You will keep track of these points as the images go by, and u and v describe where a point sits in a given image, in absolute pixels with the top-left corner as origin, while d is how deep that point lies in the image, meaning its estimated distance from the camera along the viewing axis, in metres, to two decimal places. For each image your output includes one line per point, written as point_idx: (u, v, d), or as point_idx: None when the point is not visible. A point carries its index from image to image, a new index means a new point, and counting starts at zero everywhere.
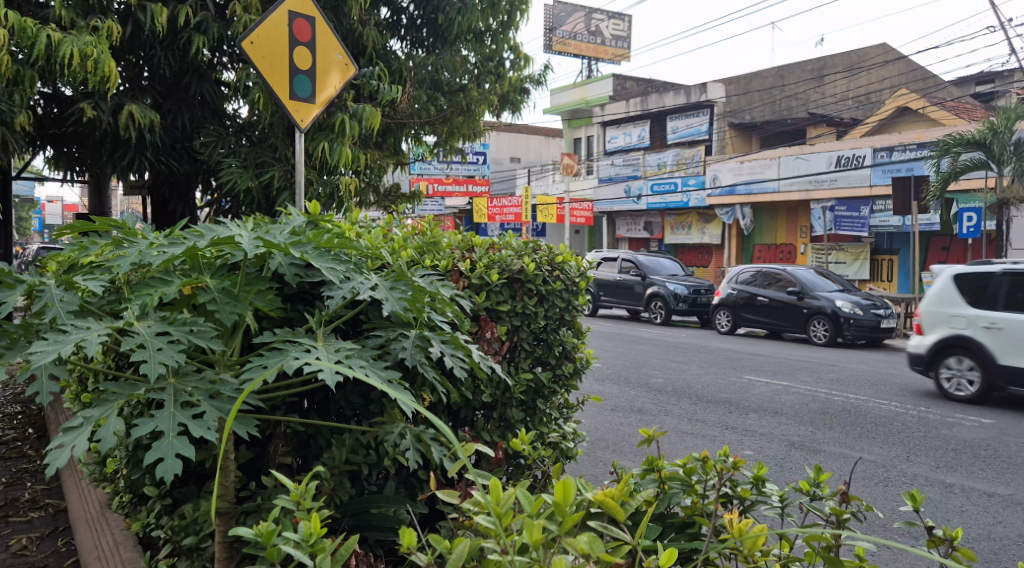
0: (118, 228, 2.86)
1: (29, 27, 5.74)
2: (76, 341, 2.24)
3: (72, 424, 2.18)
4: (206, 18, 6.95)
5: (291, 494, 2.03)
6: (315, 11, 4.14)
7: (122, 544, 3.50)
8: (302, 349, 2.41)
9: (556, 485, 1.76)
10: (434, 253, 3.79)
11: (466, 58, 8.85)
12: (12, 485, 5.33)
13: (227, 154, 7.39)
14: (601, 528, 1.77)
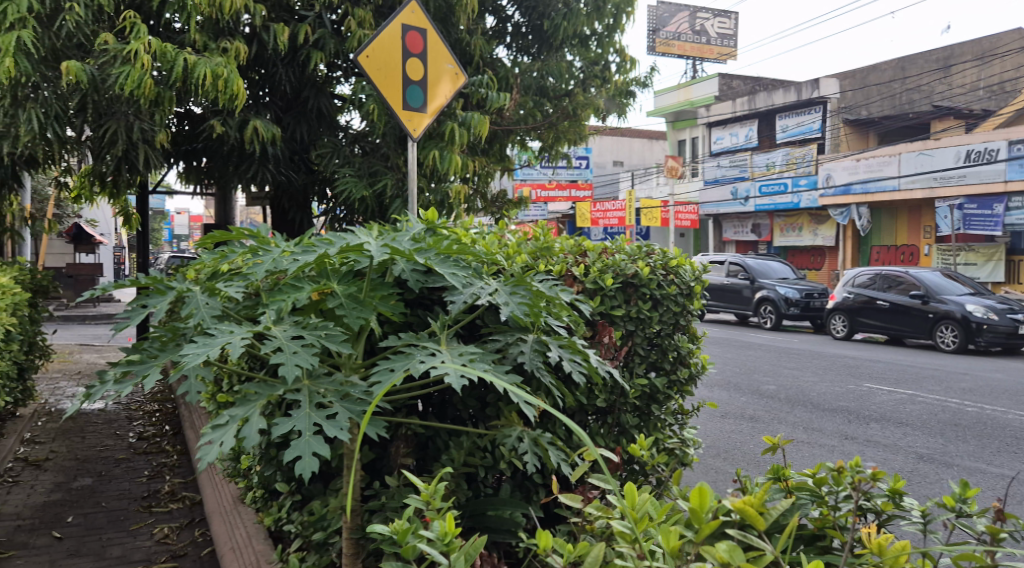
0: (253, 236, 3.03)
1: (169, 51, 6.17)
2: (221, 344, 2.37)
3: (219, 422, 2.32)
4: (324, 35, 7.23)
5: (421, 495, 2.08)
6: (427, 23, 4.23)
7: (255, 537, 3.68)
8: (427, 353, 2.48)
9: (691, 492, 1.77)
10: (548, 258, 3.82)
11: (572, 63, 8.87)
12: (153, 478, 5.70)
13: (342, 163, 7.66)
14: (738, 536, 1.75)
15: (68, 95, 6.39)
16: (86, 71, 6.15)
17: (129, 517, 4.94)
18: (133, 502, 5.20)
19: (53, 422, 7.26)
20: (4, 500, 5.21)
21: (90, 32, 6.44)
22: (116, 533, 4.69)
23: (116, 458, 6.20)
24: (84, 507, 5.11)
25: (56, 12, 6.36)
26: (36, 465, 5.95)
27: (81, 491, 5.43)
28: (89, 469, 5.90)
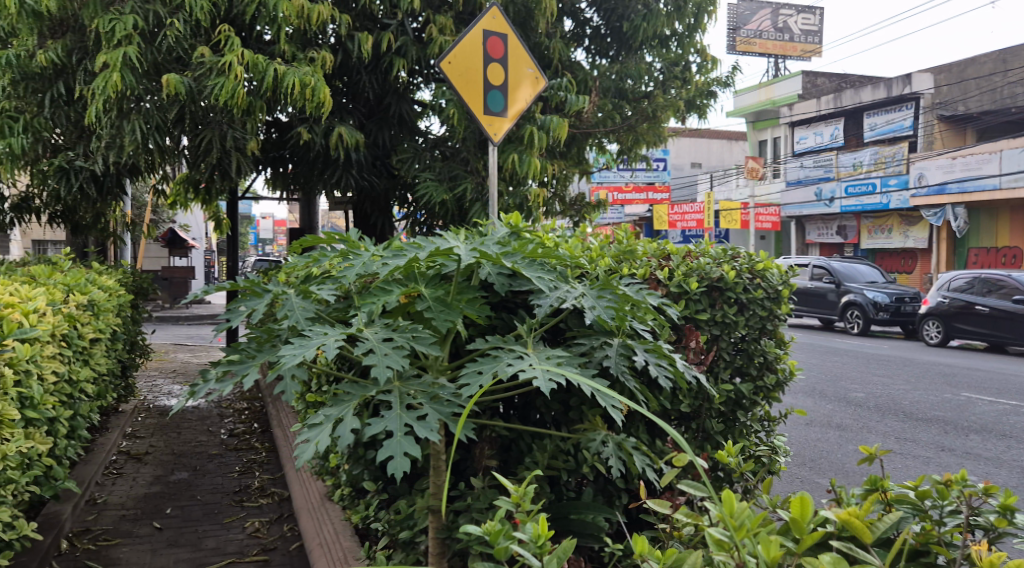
0: (343, 241, 3.11)
1: (261, 62, 6.39)
2: (316, 345, 2.44)
3: (315, 421, 2.39)
4: (406, 42, 7.35)
5: (511, 496, 2.10)
6: (508, 28, 4.26)
7: (342, 534, 3.77)
8: (515, 356, 2.50)
9: (792, 501, 1.75)
10: (631, 261, 3.79)
11: (650, 64, 8.78)
12: (244, 474, 5.90)
13: (423, 167, 7.77)
14: (844, 548, 1.70)
15: (167, 106, 6.69)
16: (184, 83, 6.42)
17: (223, 511, 5.13)
18: (226, 496, 5.39)
19: (151, 418, 7.59)
20: (108, 490, 5.47)
21: (188, 46, 6.72)
22: (210, 525, 4.87)
23: (210, 454, 6.44)
24: (181, 499, 5.33)
25: (157, 27, 6.67)
26: (137, 458, 6.23)
27: (178, 484, 5.66)
28: (184, 463, 6.15)
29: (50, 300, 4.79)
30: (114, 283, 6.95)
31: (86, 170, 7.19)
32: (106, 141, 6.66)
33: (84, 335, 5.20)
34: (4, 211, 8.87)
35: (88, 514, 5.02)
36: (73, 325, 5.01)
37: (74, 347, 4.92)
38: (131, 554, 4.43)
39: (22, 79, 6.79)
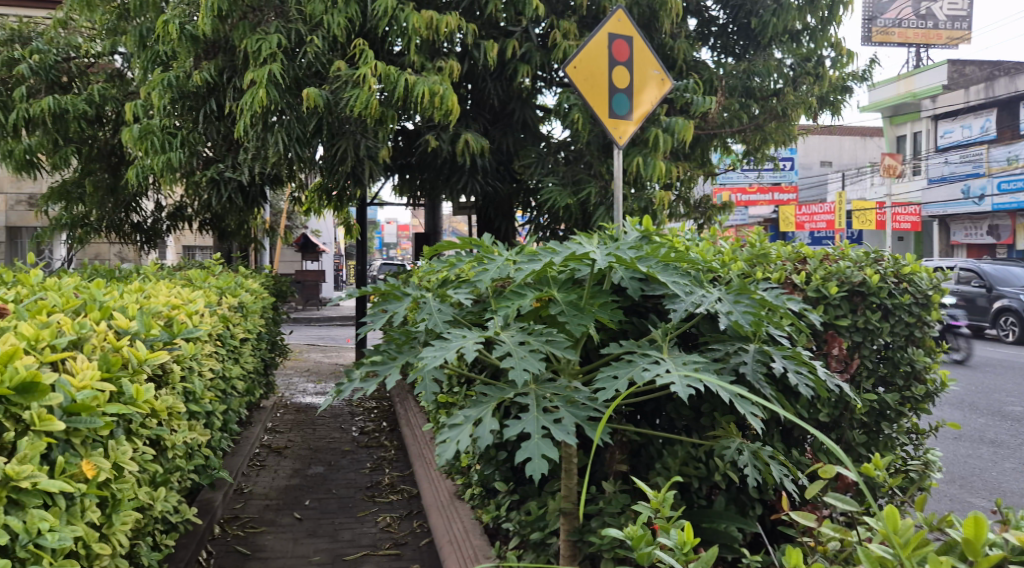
0: (478, 246, 3.20)
1: (392, 73, 6.59)
2: (456, 348, 2.52)
3: (455, 421, 2.46)
4: (531, 48, 7.42)
5: (650, 502, 2.09)
6: (633, 30, 4.21)
7: (472, 532, 3.84)
8: (651, 361, 2.48)
9: (964, 520, 1.67)
10: (765, 265, 3.69)
11: (781, 61, 8.44)
12: (375, 470, 6.11)
13: (546, 172, 7.80)
14: None
15: (306, 118, 7.03)
16: (322, 96, 6.73)
17: (356, 505, 5.33)
18: (359, 491, 5.60)
19: (289, 414, 7.99)
20: (253, 481, 5.80)
21: (326, 60, 7.04)
22: (346, 518, 5.07)
23: (343, 450, 6.71)
24: (318, 492, 5.58)
25: (298, 44, 7.03)
26: (277, 452, 6.58)
27: (315, 478, 5.92)
28: (320, 458, 6.43)
29: (208, 302, 5.14)
30: (259, 286, 7.36)
31: (233, 181, 7.66)
32: (253, 153, 7.07)
33: (236, 335, 5.54)
34: (162, 219, 9.58)
35: (236, 502, 5.33)
36: (227, 325, 5.36)
37: (227, 346, 5.26)
38: (276, 542, 4.67)
39: (179, 97, 7.29)
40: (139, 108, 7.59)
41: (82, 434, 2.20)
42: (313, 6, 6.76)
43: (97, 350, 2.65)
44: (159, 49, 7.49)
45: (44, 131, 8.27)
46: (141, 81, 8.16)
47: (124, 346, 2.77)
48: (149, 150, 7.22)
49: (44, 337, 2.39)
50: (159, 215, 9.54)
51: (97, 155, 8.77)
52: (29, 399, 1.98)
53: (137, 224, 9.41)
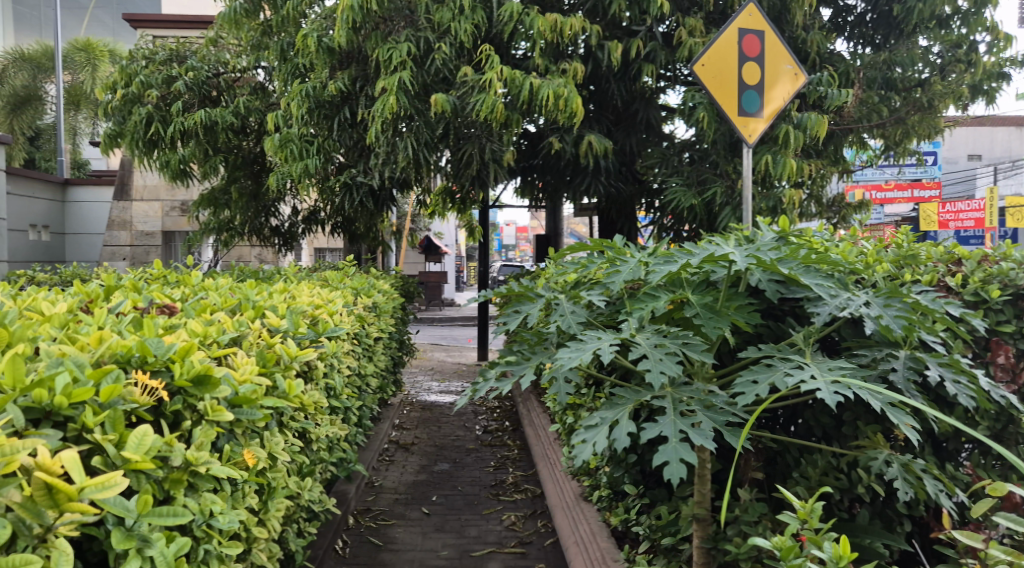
0: (609, 249, 3.24)
1: (518, 78, 6.69)
2: (593, 350, 2.57)
3: (591, 422, 2.49)
4: (655, 47, 7.33)
5: (797, 512, 2.08)
6: (765, 24, 4.07)
7: (598, 534, 3.84)
8: (793, 366, 2.42)
9: None
10: (914, 267, 3.52)
11: (927, 49, 7.98)
12: (499, 468, 6.21)
13: (671, 172, 7.69)
14: None
15: (434, 123, 7.22)
16: (450, 101, 6.90)
17: (482, 502, 5.43)
18: (484, 489, 5.71)
19: (416, 412, 8.23)
20: (383, 475, 6.02)
21: (453, 66, 7.22)
22: (472, 515, 5.18)
23: (467, 448, 6.84)
24: (444, 488, 5.73)
25: (427, 51, 7.23)
26: (405, 448, 6.79)
27: (441, 475, 6.08)
28: (446, 455, 6.60)
29: (346, 302, 5.39)
30: (389, 287, 7.64)
31: (365, 185, 8.04)
32: (384, 158, 7.34)
33: (370, 334, 5.78)
34: (299, 223, 10.06)
35: (368, 495, 5.55)
36: (362, 324, 5.60)
37: (363, 344, 5.49)
38: (406, 535, 4.84)
39: (316, 107, 7.65)
40: (281, 118, 8.00)
41: (243, 424, 2.35)
42: (441, 14, 6.92)
43: (254, 347, 2.84)
44: (298, 62, 7.87)
45: (196, 143, 8.84)
46: (282, 92, 8.60)
47: (276, 343, 2.96)
48: (289, 157, 7.67)
49: (211, 334, 2.59)
50: (295, 218, 10.00)
51: (241, 162, 9.29)
52: (203, 390, 2.11)
53: (276, 228, 9.93)
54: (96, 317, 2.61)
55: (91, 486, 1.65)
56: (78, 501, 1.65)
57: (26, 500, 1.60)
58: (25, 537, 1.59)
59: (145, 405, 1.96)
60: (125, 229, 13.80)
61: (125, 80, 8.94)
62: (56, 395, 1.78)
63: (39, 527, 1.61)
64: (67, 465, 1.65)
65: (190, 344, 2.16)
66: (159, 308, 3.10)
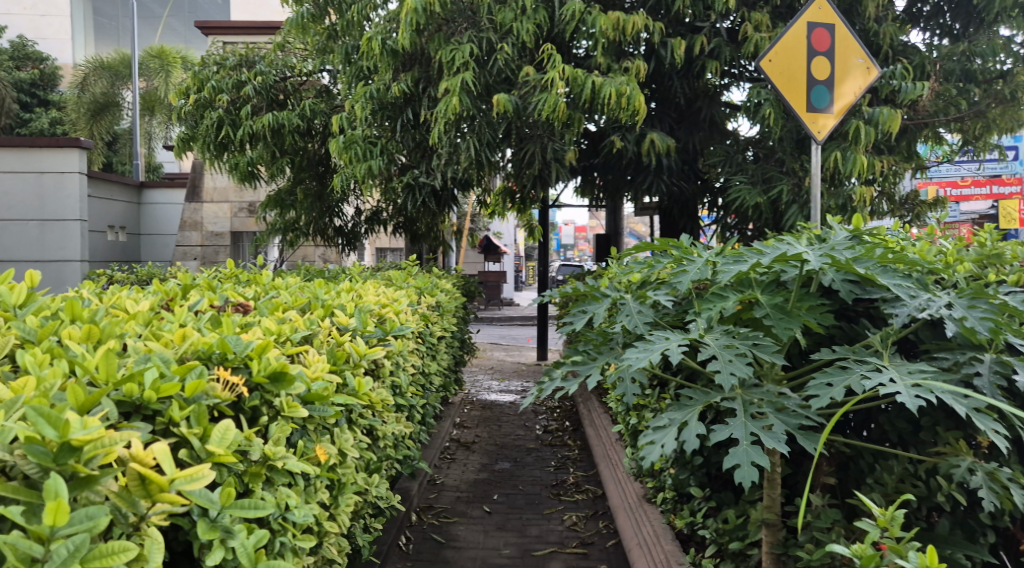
0: (676, 248, 3.22)
1: (579, 76, 6.65)
2: (661, 350, 2.56)
3: (660, 423, 2.50)
4: (720, 43, 7.23)
5: (878, 520, 2.06)
6: (836, 17, 3.96)
7: (662, 537, 3.80)
8: (870, 369, 2.36)
9: None
10: (997, 266, 3.38)
11: (1009, 39, 7.66)
12: (559, 469, 6.20)
13: (735, 170, 7.58)
14: None
15: (496, 123, 7.25)
16: (512, 101, 6.91)
17: (542, 502, 5.44)
18: (544, 489, 5.71)
19: (476, 411, 8.28)
20: (445, 473, 6.07)
21: (516, 66, 7.24)
22: (533, 515, 5.20)
23: (527, 448, 6.86)
24: (505, 487, 5.76)
25: (489, 52, 7.27)
26: (466, 446, 6.84)
27: (502, 473, 6.11)
28: (506, 454, 6.63)
29: (410, 301, 5.45)
30: (451, 286, 7.71)
31: (427, 185, 8.10)
32: (446, 158, 7.39)
33: (434, 332, 5.84)
34: (362, 223, 10.22)
35: (430, 492, 5.61)
36: (426, 323, 5.66)
37: (427, 343, 5.55)
38: (468, 532, 4.87)
39: (380, 109, 7.77)
40: (345, 120, 8.11)
41: (316, 420, 2.41)
42: (503, 14, 6.94)
43: (325, 345, 2.90)
44: (363, 65, 8.01)
45: (264, 145, 9.05)
46: (346, 94, 8.74)
47: (346, 341, 3.02)
48: (353, 158, 7.71)
49: (285, 332, 2.66)
50: (358, 219, 10.16)
51: (307, 164, 9.48)
52: (278, 387, 2.17)
53: (339, 228, 10.10)
54: (177, 315, 2.71)
55: (181, 478, 1.69)
56: (169, 492, 1.68)
57: (121, 490, 1.64)
58: (122, 524, 1.63)
59: (227, 400, 2.01)
60: (196, 230, 14.20)
61: (197, 86, 9.18)
62: (145, 390, 1.85)
63: (133, 516, 1.65)
64: (158, 457, 1.69)
65: (266, 341, 2.22)
66: (234, 307, 3.20)
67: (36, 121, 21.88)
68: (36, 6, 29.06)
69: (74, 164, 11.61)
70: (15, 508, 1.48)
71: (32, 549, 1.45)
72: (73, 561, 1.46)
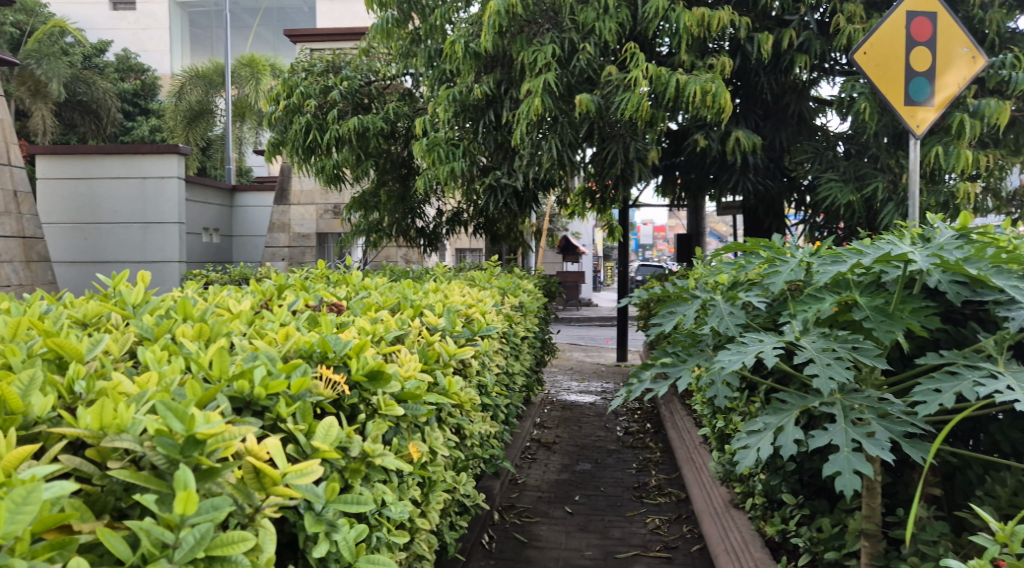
0: (767, 248, 3.15)
1: (663, 75, 6.57)
2: (755, 353, 2.51)
3: (754, 428, 2.46)
4: (810, 37, 7.03)
5: (995, 535, 1.96)
6: (937, 5, 3.78)
7: (751, 543, 3.70)
8: (983, 375, 2.26)
9: None
10: None
11: None
12: (641, 471, 6.14)
13: (825, 168, 7.38)
14: None
15: (578, 123, 7.22)
16: (595, 101, 6.88)
17: (624, 504, 5.40)
18: (627, 491, 5.67)
19: (556, 411, 8.27)
20: (527, 473, 6.09)
21: (598, 66, 7.21)
22: (615, 517, 5.16)
23: (608, 449, 6.82)
24: (587, 488, 5.74)
25: (572, 52, 7.26)
26: (547, 446, 6.85)
27: (584, 474, 6.10)
28: (587, 455, 6.61)
29: (495, 301, 5.49)
30: (533, 286, 7.72)
31: (508, 186, 8.14)
32: (528, 159, 7.41)
33: (517, 333, 5.86)
34: (443, 225, 10.34)
35: (512, 491, 5.63)
36: (510, 323, 5.69)
37: (511, 343, 5.57)
38: (550, 533, 4.88)
39: (462, 111, 7.85)
40: (428, 123, 8.21)
41: (409, 419, 2.45)
42: (586, 14, 6.91)
43: (416, 344, 2.96)
44: (446, 68, 8.11)
45: (350, 149, 9.21)
46: (429, 97, 8.87)
47: (436, 341, 3.06)
48: (437, 160, 7.76)
49: (379, 332, 2.72)
50: (440, 219, 10.29)
51: (390, 166, 9.66)
52: (375, 385, 2.24)
53: (421, 229, 10.24)
54: (278, 314, 2.80)
55: (292, 472, 1.74)
56: (281, 485, 1.72)
57: (238, 482, 1.68)
58: (239, 515, 1.65)
59: (329, 398, 2.08)
60: (284, 232, 14.63)
61: (287, 92, 9.42)
62: (255, 387, 1.92)
63: (249, 507, 1.68)
64: (271, 452, 1.75)
65: (364, 340, 2.29)
66: (328, 307, 3.28)
67: (137, 129, 22.99)
68: (139, 20, 30.87)
69: (173, 169, 12.07)
70: (149, 497, 1.49)
71: (165, 535, 1.46)
72: (199, 550, 1.46)
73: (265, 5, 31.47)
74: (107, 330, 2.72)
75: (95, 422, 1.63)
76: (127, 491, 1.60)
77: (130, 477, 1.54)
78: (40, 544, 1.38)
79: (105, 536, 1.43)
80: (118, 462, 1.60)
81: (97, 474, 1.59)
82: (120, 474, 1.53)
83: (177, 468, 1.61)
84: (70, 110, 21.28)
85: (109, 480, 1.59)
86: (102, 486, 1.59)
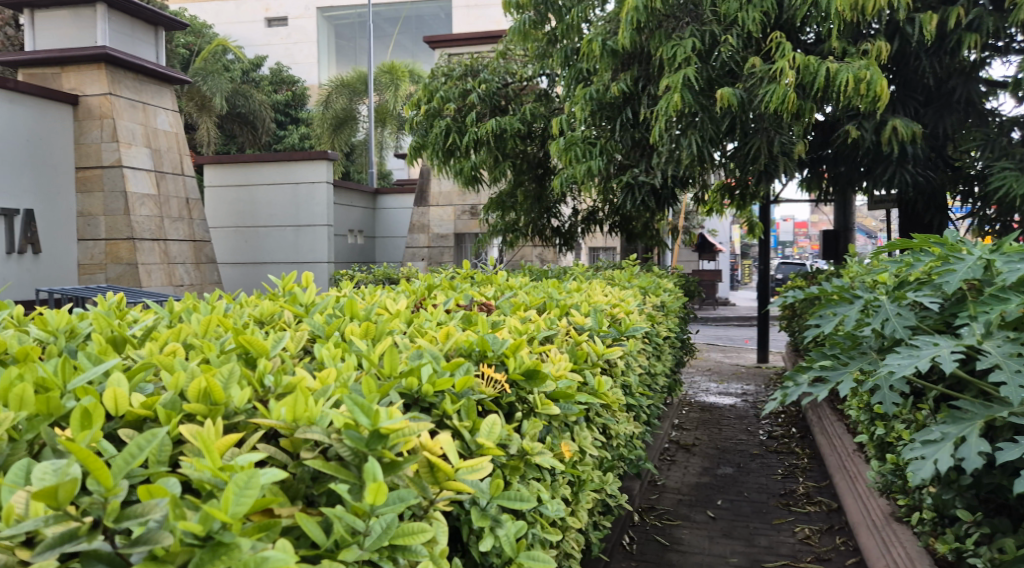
0: (937, 244, 2.94)
1: (812, 64, 6.29)
2: (930, 357, 2.35)
3: (932, 438, 2.33)
4: (981, 14, 6.54)
5: None
6: None
7: (916, 558, 3.46)
8: None
9: None
10: None
11: None
12: (788, 477, 5.89)
13: (998, 156, 6.86)
14: None
15: (720, 118, 7.02)
16: (738, 94, 6.66)
17: (771, 511, 5.20)
18: (773, 497, 5.46)
19: (695, 413, 8.08)
20: (667, 475, 5.98)
21: (741, 58, 6.99)
22: (761, 524, 4.98)
23: (751, 453, 6.59)
24: (730, 493, 5.57)
25: (712, 45, 7.06)
26: (687, 448, 6.70)
27: (726, 478, 5.92)
28: (729, 459, 6.42)
29: (637, 301, 5.42)
30: (674, 286, 7.56)
31: (646, 184, 8.04)
32: (667, 155, 7.27)
33: (660, 333, 5.75)
34: (579, 224, 10.32)
35: (652, 493, 5.55)
36: (653, 323, 5.59)
37: (654, 343, 5.48)
38: (693, 537, 4.76)
39: (599, 109, 7.81)
40: (565, 123, 8.20)
41: (560, 418, 2.45)
42: (727, 5, 6.70)
43: (565, 344, 2.96)
44: (583, 66, 8.08)
45: (488, 150, 9.32)
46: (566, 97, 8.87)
47: (584, 341, 3.04)
48: (573, 159, 7.75)
49: (532, 331, 2.73)
50: (575, 219, 10.27)
51: (527, 167, 9.73)
52: (531, 384, 2.26)
53: (557, 229, 10.25)
54: (434, 313, 2.87)
55: (463, 468, 1.77)
56: (454, 480, 1.75)
57: (414, 476, 1.72)
58: (417, 507, 1.69)
59: (490, 396, 2.12)
60: (424, 232, 15.04)
61: (428, 97, 9.68)
62: (423, 383, 1.97)
63: (424, 499, 1.72)
64: (444, 447, 1.79)
65: (521, 340, 2.32)
66: (478, 306, 3.33)
67: (289, 138, 24.34)
68: (290, 35, 33.04)
69: (323, 174, 12.61)
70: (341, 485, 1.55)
71: (356, 522, 1.50)
72: (385, 538, 1.51)
73: (405, 14, 32.57)
74: (281, 327, 2.87)
75: (288, 414, 1.69)
76: (316, 480, 1.66)
77: (322, 466, 1.60)
78: (251, 524, 1.43)
79: (303, 520, 1.48)
80: (310, 452, 1.67)
81: (291, 463, 1.66)
82: (314, 463, 1.60)
83: (362, 460, 1.66)
84: (231, 121, 22.79)
85: (301, 468, 1.66)
86: (294, 473, 1.66)
